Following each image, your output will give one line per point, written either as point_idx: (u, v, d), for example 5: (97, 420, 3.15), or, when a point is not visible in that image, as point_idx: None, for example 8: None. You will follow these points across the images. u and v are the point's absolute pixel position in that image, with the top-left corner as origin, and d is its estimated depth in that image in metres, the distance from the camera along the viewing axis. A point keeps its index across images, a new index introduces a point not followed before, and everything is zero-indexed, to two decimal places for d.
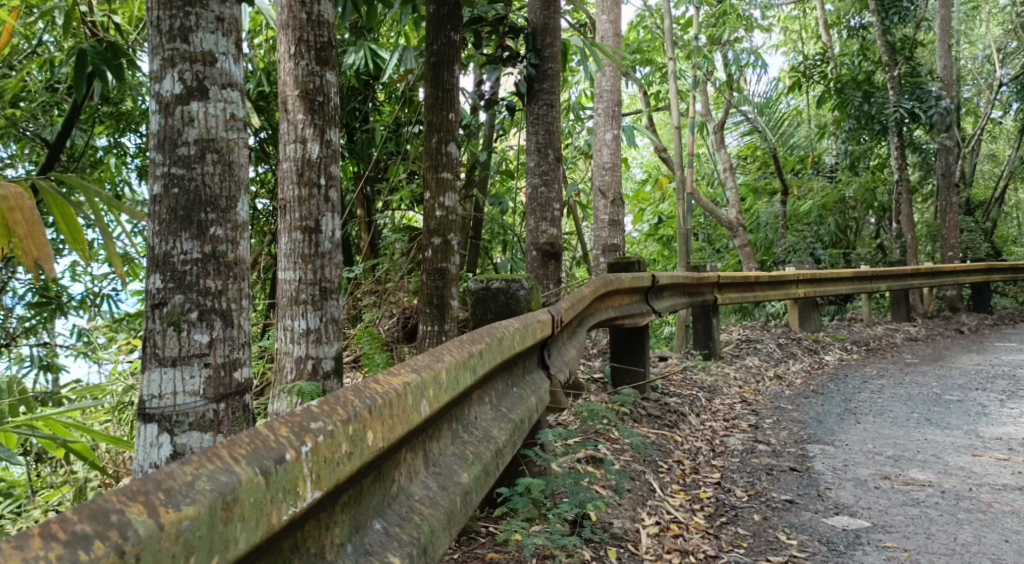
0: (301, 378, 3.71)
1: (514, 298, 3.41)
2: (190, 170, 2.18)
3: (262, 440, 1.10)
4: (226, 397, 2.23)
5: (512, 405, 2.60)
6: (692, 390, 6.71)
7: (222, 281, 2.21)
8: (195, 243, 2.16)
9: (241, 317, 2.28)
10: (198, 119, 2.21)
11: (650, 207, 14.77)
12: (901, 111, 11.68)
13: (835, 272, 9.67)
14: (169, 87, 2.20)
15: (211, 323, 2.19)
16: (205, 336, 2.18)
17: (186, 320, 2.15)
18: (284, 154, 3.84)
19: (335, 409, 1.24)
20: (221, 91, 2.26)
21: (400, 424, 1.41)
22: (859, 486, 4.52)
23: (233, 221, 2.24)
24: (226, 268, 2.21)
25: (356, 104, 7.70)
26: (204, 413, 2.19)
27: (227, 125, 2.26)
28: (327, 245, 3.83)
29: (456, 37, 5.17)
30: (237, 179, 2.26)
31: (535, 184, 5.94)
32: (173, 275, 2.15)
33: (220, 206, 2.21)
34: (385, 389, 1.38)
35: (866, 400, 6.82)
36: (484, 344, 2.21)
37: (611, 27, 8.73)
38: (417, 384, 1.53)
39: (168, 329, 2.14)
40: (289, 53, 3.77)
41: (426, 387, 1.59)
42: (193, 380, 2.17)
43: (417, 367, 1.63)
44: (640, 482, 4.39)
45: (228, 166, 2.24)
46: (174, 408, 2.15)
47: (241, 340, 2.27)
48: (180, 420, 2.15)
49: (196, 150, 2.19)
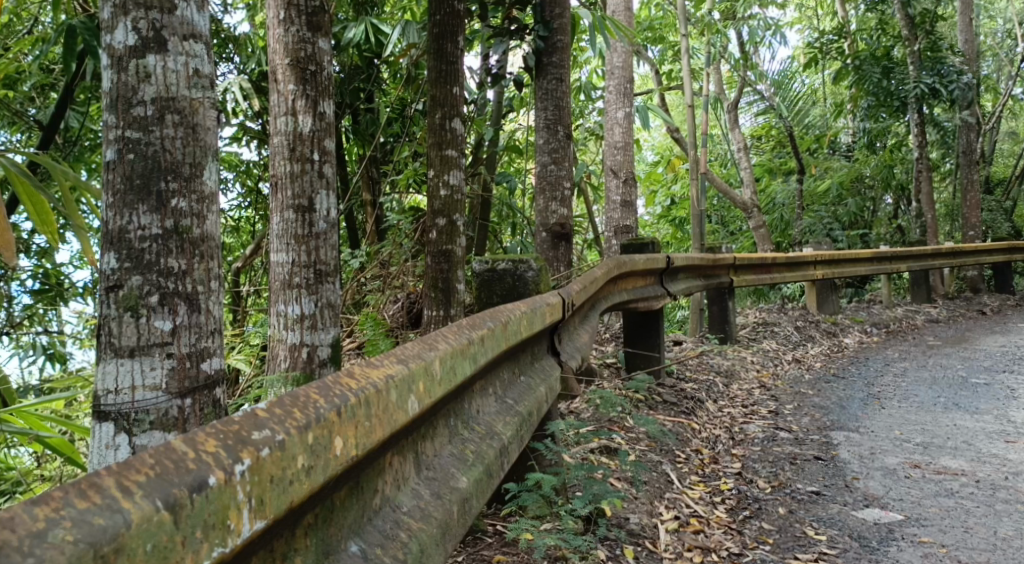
0: (295, 367, 3.49)
1: (522, 280, 3.18)
2: (147, 134, 1.98)
3: (180, 459, 0.88)
4: (193, 391, 2.03)
5: (519, 396, 2.38)
6: (708, 375, 6.47)
7: (187, 259, 2.02)
8: (155, 216, 1.97)
9: (210, 302, 2.08)
10: (155, 75, 2.00)
11: (663, 189, 14.50)
12: (921, 87, 11.31)
13: (853, 253, 9.38)
14: (122, 38, 1.99)
15: (174, 308, 1.99)
16: (167, 322, 1.98)
17: (145, 305, 1.95)
18: (274, 128, 3.61)
19: (290, 413, 1.02)
20: (182, 43, 2.06)
21: (380, 427, 1.18)
22: (888, 476, 4.27)
23: (198, 191, 2.05)
24: (191, 246, 2.02)
25: (360, 84, 7.43)
26: (167, 410, 1.99)
27: (190, 81, 2.05)
28: (322, 225, 3.60)
29: (460, 6, 4.91)
30: (203, 143, 2.06)
31: (545, 162, 5.69)
32: (129, 253, 1.95)
33: (183, 173, 2.02)
34: (360, 386, 1.16)
35: (889, 383, 6.56)
36: (486, 330, 1.98)
37: (623, 1, 8.45)
38: (404, 376, 1.31)
39: (126, 315, 1.95)
40: (278, 19, 3.55)
41: (415, 380, 1.36)
42: (153, 372, 1.97)
43: (408, 357, 1.41)
44: (657, 474, 4.17)
45: (192, 128, 2.03)
46: (133, 405, 1.95)
47: (210, 327, 2.07)
48: (139, 419, 1.95)
49: (154, 111, 1.99)
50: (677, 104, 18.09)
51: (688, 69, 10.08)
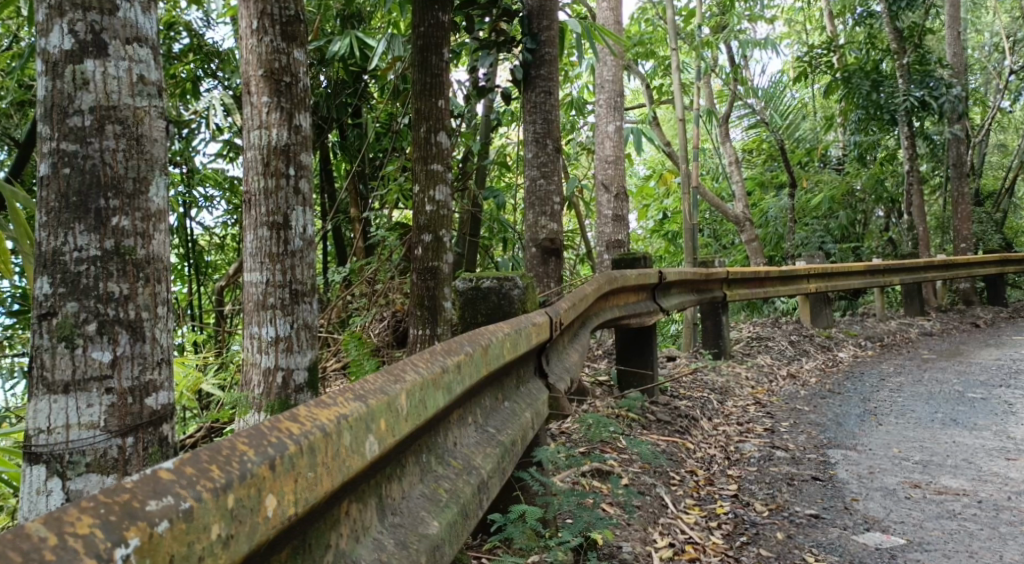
0: (269, 393, 3.36)
1: (508, 299, 3.04)
2: (85, 146, 1.86)
3: (37, 547, 0.74)
4: (135, 428, 1.91)
5: (502, 424, 2.22)
6: (703, 392, 6.32)
7: (130, 283, 1.91)
8: (94, 237, 1.86)
9: (156, 330, 1.97)
10: (94, 82, 1.89)
11: (655, 203, 14.42)
12: (911, 100, 11.25)
13: (847, 266, 9.27)
14: (57, 42, 1.87)
15: (114, 337, 1.88)
16: (106, 354, 1.87)
17: (81, 334, 1.84)
18: (248, 142, 3.47)
19: (206, 472, 0.90)
20: (125, 46, 1.94)
21: (328, 477, 1.05)
22: (889, 497, 4.12)
23: (143, 209, 1.94)
24: (134, 268, 1.92)
25: (347, 99, 7.24)
26: (106, 451, 1.88)
27: (133, 89, 1.94)
28: (297, 243, 3.47)
29: (444, 18, 4.80)
30: (148, 157, 1.96)
31: (533, 176, 5.56)
32: (64, 278, 1.84)
33: (126, 188, 1.91)
34: (301, 433, 1.02)
35: (886, 399, 6.42)
36: (463, 356, 1.83)
37: (612, 15, 8.37)
38: (363, 415, 1.17)
39: (59, 345, 1.83)
40: (251, 29, 3.42)
41: (377, 418, 1.21)
42: (90, 410, 1.86)
43: (369, 391, 1.26)
44: (650, 498, 4.01)
45: (137, 140, 1.93)
46: (67, 446, 1.84)
47: (156, 357, 1.96)
48: (74, 461, 1.84)
49: (92, 120, 1.88)
50: (668, 118, 18.04)
51: (679, 83, 9.95)
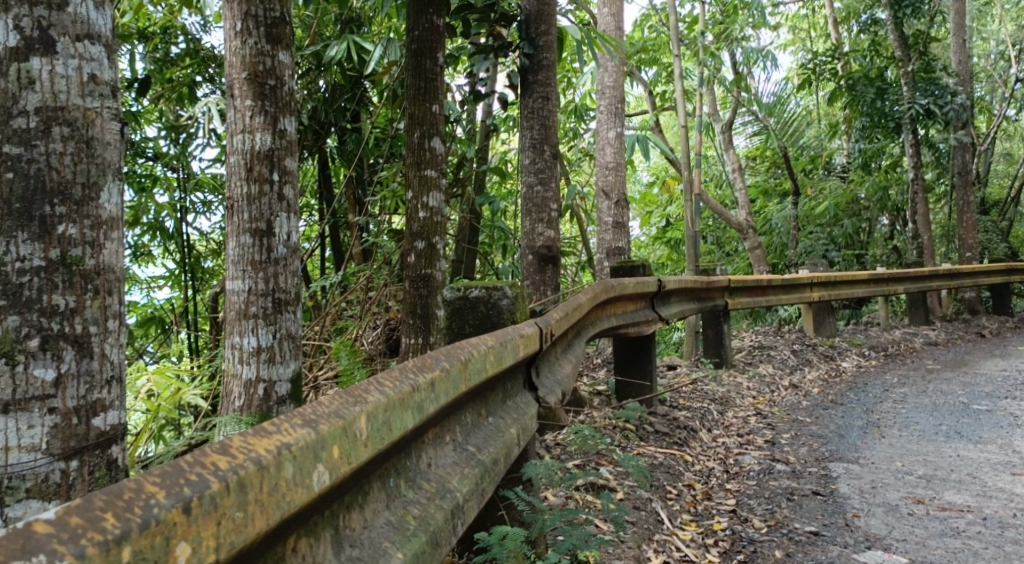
0: (250, 405, 3.33)
1: (496, 309, 2.95)
2: (30, 149, 1.91)
3: None
4: (79, 452, 1.95)
5: (483, 441, 2.13)
6: (702, 403, 6.22)
7: (76, 296, 1.96)
8: (38, 246, 1.90)
9: (105, 345, 2.03)
10: (41, 81, 1.94)
11: (658, 210, 14.32)
12: (917, 108, 11.14)
13: (850, 275, 9.16)
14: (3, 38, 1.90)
15: (58, 354, 1.93)
16: (50, 371, 1.91)
17: (22, 350, 1.88)
18: (231, 146, 3.40)
19: (107, 518, 0.87)
20: (75, 44, 2.00)
21: (255, 520, 1.02)
22: (890, 514, 4.01)
23: (92, 216, 2.01)
24: (81, 279, 1.97)
25: (345, 103, 7.13)
26: (47, 475, 1.91)
27: (84, 89, 2.00)
28: (281, 250, 3.42)
29: (439, 21, 4.71)
30: (99, 160, 2.02)
31: (530, 183, 5.47)
32: (6, 290, 1.88)
33: (73, 195, 1.97)
34: (221, 472, 1.00)
35: (890, 410, 6.31)
36: (438, 372, 1.73)
37: (613, 20, 8.29)
38: (307, 446, 1.13)
39: (0, 361, 1.86)
40: (235, 30, 3.36)
41: (327, 446, 1.16)
42: (33, 431, 1.89)
43: (322, 416, 1.20)
44: (645, 513, 3.91)
45: (87, 144, 1.99)
46: (7, 470, 1.86)
47: (104, 375, 2.02)
48: (14, 486, 1.87)
49: (38, 122, 1.92)
50: (671, 125, 17.95)
51: (682, 90, 9.82)
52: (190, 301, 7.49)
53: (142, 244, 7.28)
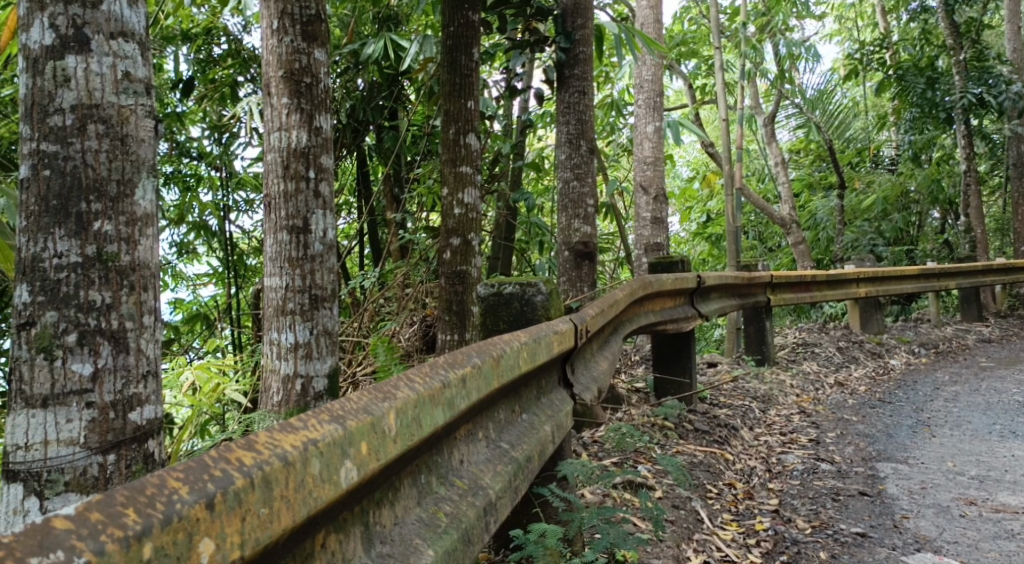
0: (288, 400, 3.35)
1: (531, 305, 2.93)
2: (65, 147, 2.00)
3: None
4: (116, 446, 2.06)
5: (517, 438, 2.12)
6: (744, 401, 6.14)
7: (112, 291, 2.06)
8: (75, 243, 2.00)
9: (141, 341, 2.12)
10: (76, 78, 2.03)
11: (699, 206, 14.18)
12: (969, 97, 10.86)
13: (899, 270, 8.96)
14: (38, 37, 2.01)
15: (95, 349, 2.03)
16: (87, 366, 2.02)
17: (60, 344, 1.99)
18: (268, 144, 3.45)
19: (133, 509, 0.90)
20: (109, 41, 2.08)
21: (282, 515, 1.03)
22: (941, 515, 3.92)
23: (127, 213, 2.09)
24: (116, 275, 2.07)
25: (382, 101, 7.10)
26: (85, 469, 2.03)
27: (118, 87, 2.08)
28: (318, 246, 3.44)
29: (475, 17, 4.70)
30: (133, 157, 2.11)
31: (566, 178, 5.43)
32: (44, 286, 1.99)
33: (108, 192, 2.06)
34: (246, 469, 1.01)
35: (940, 409, 6.16)
36: (469, 369, 1.73)
37: (652, 13, 8.20)
38: (333, 443, 1.14)
39: (39, 357, 1.98)
40: (272, 29, 3.39)
41: (353, 442, 1.17)
42: (70, 426, 2.01)
43: (351, 412, 1.21)
44: (685, 512, 3.88)
45: (122, 140, 2.08)
46: (47, 464, 1.99)
47: (140, 370, 2.12)
48: (52, 479, 1.99)
49: (74, 120, 2.02)
50: (713, 119, 17.74)
51: (723, 83, 9.67)
52: (233, 298, 7.59)
53: (185, 242, 7.42)
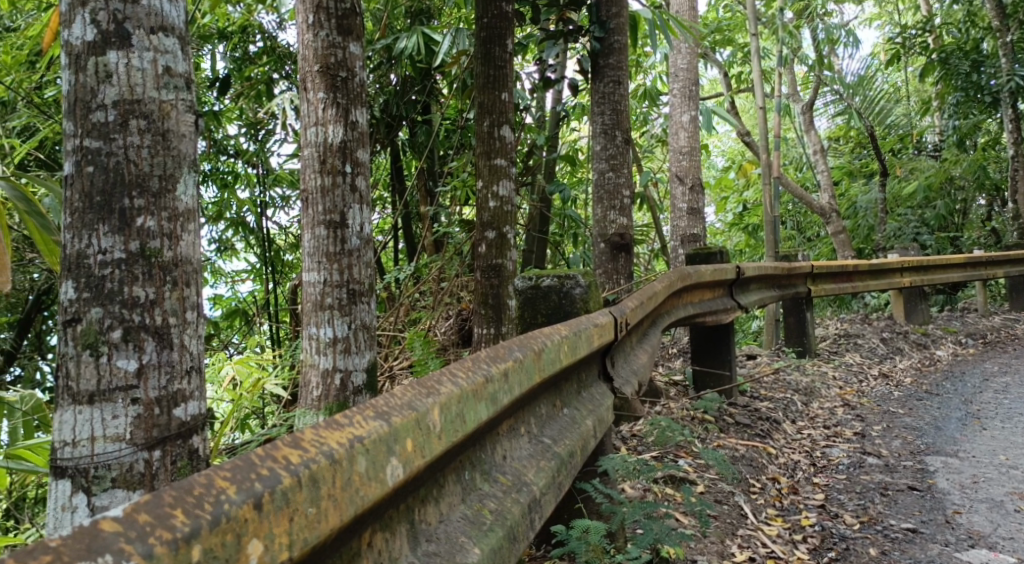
0: (327, 395, 3.36)
1: (569, 298, 2.89)
2: (108, 142, 2.02)
3: None
4: (161, 443, 2.07)
5: (559, 433, 2.09)
6: (785, 393, 6.04)
7: (156, 287, 2.07)
8: (118, 238, 2.02)
9: (185, 337, 2.13)
10: (117, 74, 2.04)
11: (735, 195, 14.02)
12: (1016, 81, 10.58)
13: (944, 259, 8.76)
14: (80, 33, 2.03)
15: (139, 345, 2.04)
16: (132, 362, 2.03)
17: (105, 341, 2.00)
18: (304, 139, 3.45)
19: (178, 510, 0.94)
20: (150, 37, 2.10)
21: (329, 513, 1.06)
22: (995, 511, 3.83)
23: (170, 208, 2.10)
24: (160, 270, 2.08)
25: (416, 96, 7.10)
26: (132, 466, 2.03)
27: (159, 82, 2.10)
28: (355, 241, 3.45)
29: (508, 8, 4.67)
30: (175, 152, 2.11)
31: (602, 169, 5.38)
32: (89, 283, 2.00)
33: (151, 186, 2.06)
34: (290, 468, 1.04)
35: (990, 401, 6.02)
36: (511, 363, 1.71)
37: (687, 1, 8.10)
38: (376, 442, 1.15)
39: (84, 353, 1.99)
40: (307, 24, 3.40)
41: (397, 441, 1.18)
42: (116, 422, 2.02)
43: (396, 407, 1.22)
44: (728, 508, 3.83)
45: (163, 136, 2.09)
46: (94, 460, 1.99)
47: (184, 365, 2.12)
48: (100, 476, 2.00)
49: (116, 115, 2.03)
50: (749, 107, 17.54)
51: (760, 71, 9.51)
52: (271, 293, 7.64)
53: (225, 238, 7.52)
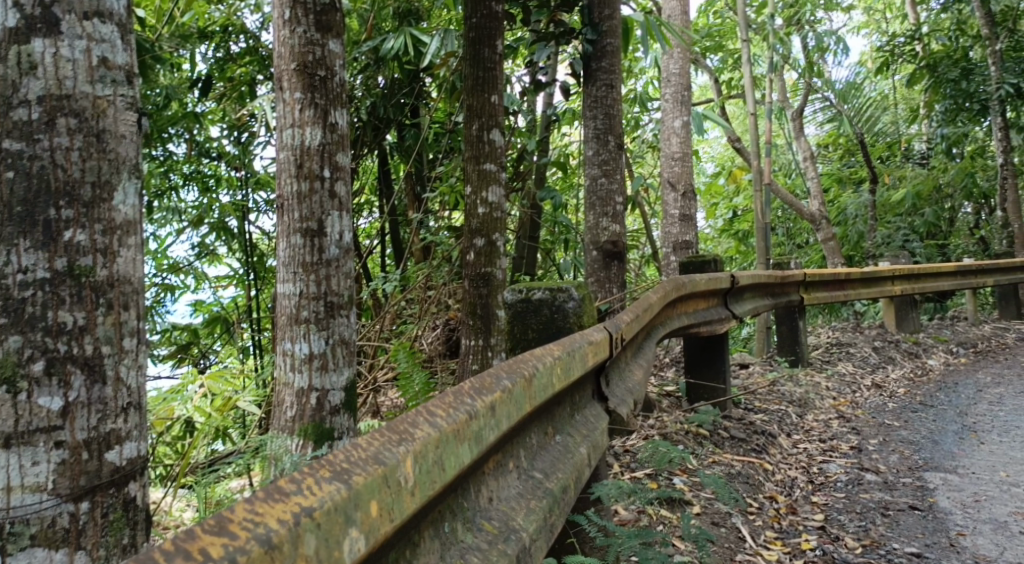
0: (302, 416, 3.15)
1: (562, 312, 2.71)
2: (33, 143, 2.00)
3: None
4: (88, 494, 2.01)
5: (550, 466, 1.91)
6: (780, 405, 5.88)
7: (86, 312, 2.05)
8: (43, 255, 1.99)
9: (119, 369, 2.11)
10: (42, 65, 2.02)
11: (724, 202, 13.88)
12: (1006, 88, 10.45)
13: (935, 267, 8.63)
14: (4, 19, 2.01)
15: (64, 380, 2.00)
16: (57, 401, 1.99)
17: (26, 373, 1.95)
18: (280, 142, 3.26)
19: None
20: (83, 25, 2.09)
21: None
22: (1000, 532, 3.67)
23: (104, 221, 2.10)
24: (90, 292, 2.06)
25: (403, 98, 6.92)
26: (55, 520, 1.97)
27: (91, 75, 2.09)
28: (333, 250, 3.26)
29: (498, 8, 4.49)
30: (111, 155, 2.12)
31: (594, 175, 5.21)
32: (9, 307, 1.96)
33: (80, 193, 2.05)
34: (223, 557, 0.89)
35: (985, 413, 5.86)
36: (499, 394, 1.52)
37: (679, 4, 7.95)
38: (329, 514, 1.00)
39: (2, 389, 1.94)
40: (283, 19, 3.22)
41: (355, 509, 1.03)
42: (38, 470, 1.95)
43: (359, 463, 1.08)
44: (725, 531, 3.67)
45: (98, 136, 2.09)
46: (11, 513, 1.92)
47: (118, 404, 2.09)
48: (18, 533, 1.93)
49: (43, 112, 2.02)
50: (738, 114, 17.45)
51: (750, 77, 9.36)
52: (253, 300, 7.38)
53: (206, 244, 7.27)
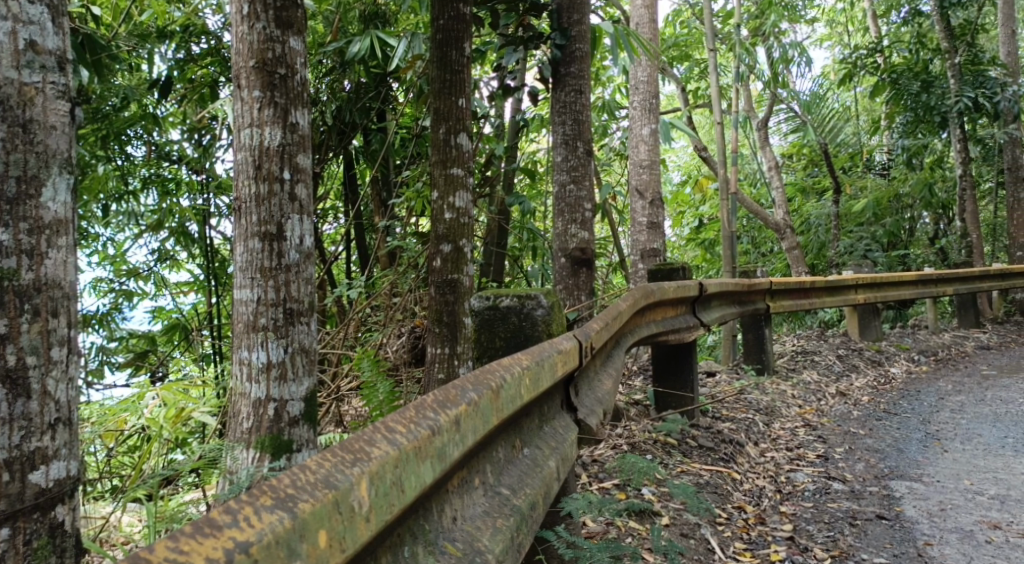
0: (259, 427, 3.05)
1: (530, 320, 2.63)
2: None
3: None
4: (16, 515, 2.11)
5: (519, 481, 1.82)
6: (747, 413, 5.84)
7: (10, 320, 2.14)
8: None
9: (46, 381, 2.19)
10: None
11: (690, 210, 13.93)
12: (964, 101, 10.59)
13: (896, 276, 8.69)
14: None
15: None
16: None
17: None
18: (237, 142, 3.15)
19: None
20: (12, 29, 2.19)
21: None
22: (966, 542, 3.65)
23: (32, 218, 2.20)
24: (16, 298, 2.15)
25: (369, 103, 6.79)
26: None
27: (18, 66, 2.19)
28: (293, 255, 3.15)
29: (465, 10, 4.40)
30: (39, 148, 2.21)
31: (563, 181, 5.14)
32: None
33: (7, 196, 2.15)
34: None
35: (948, 421, 5.89)
36: (465, 407, 1.43)
37: (647, 12, 7.93)
38: (267, 548, 0.95)
39: None
40: (242, 14, 3.12)
41: (298, 540, 0.98)
42: None
43: (306, 488, 1.03)
44: (694, 543, 3.61)
45: (24, 127, 2.18)
46: None
47: (44, 422, 2.18)
48: None
49: None
50: (704, 123, 17.56)
51: (716, 87, 9.37)
52: (214, 307, 7.20)
53: (165, 248, 7.06)
